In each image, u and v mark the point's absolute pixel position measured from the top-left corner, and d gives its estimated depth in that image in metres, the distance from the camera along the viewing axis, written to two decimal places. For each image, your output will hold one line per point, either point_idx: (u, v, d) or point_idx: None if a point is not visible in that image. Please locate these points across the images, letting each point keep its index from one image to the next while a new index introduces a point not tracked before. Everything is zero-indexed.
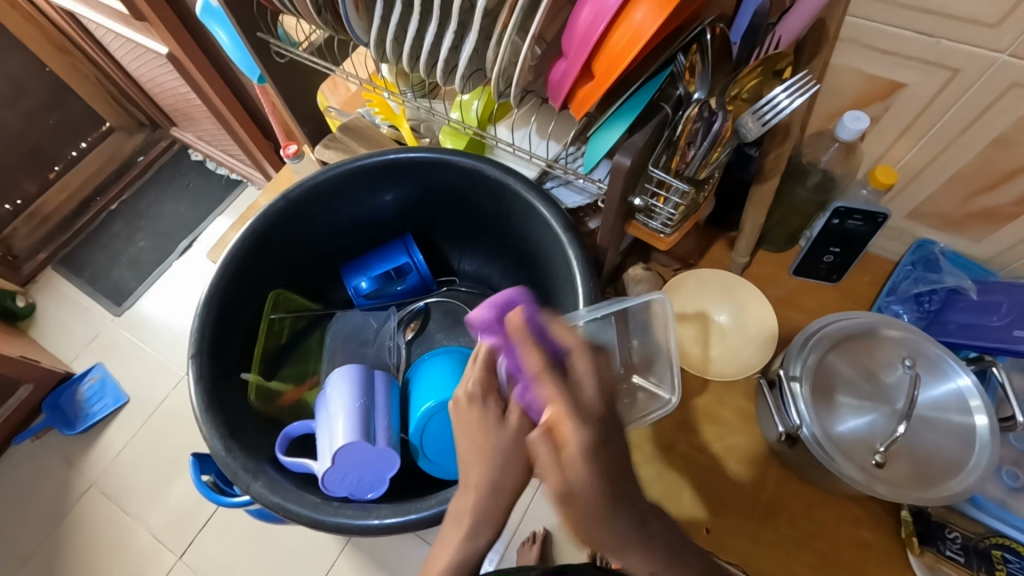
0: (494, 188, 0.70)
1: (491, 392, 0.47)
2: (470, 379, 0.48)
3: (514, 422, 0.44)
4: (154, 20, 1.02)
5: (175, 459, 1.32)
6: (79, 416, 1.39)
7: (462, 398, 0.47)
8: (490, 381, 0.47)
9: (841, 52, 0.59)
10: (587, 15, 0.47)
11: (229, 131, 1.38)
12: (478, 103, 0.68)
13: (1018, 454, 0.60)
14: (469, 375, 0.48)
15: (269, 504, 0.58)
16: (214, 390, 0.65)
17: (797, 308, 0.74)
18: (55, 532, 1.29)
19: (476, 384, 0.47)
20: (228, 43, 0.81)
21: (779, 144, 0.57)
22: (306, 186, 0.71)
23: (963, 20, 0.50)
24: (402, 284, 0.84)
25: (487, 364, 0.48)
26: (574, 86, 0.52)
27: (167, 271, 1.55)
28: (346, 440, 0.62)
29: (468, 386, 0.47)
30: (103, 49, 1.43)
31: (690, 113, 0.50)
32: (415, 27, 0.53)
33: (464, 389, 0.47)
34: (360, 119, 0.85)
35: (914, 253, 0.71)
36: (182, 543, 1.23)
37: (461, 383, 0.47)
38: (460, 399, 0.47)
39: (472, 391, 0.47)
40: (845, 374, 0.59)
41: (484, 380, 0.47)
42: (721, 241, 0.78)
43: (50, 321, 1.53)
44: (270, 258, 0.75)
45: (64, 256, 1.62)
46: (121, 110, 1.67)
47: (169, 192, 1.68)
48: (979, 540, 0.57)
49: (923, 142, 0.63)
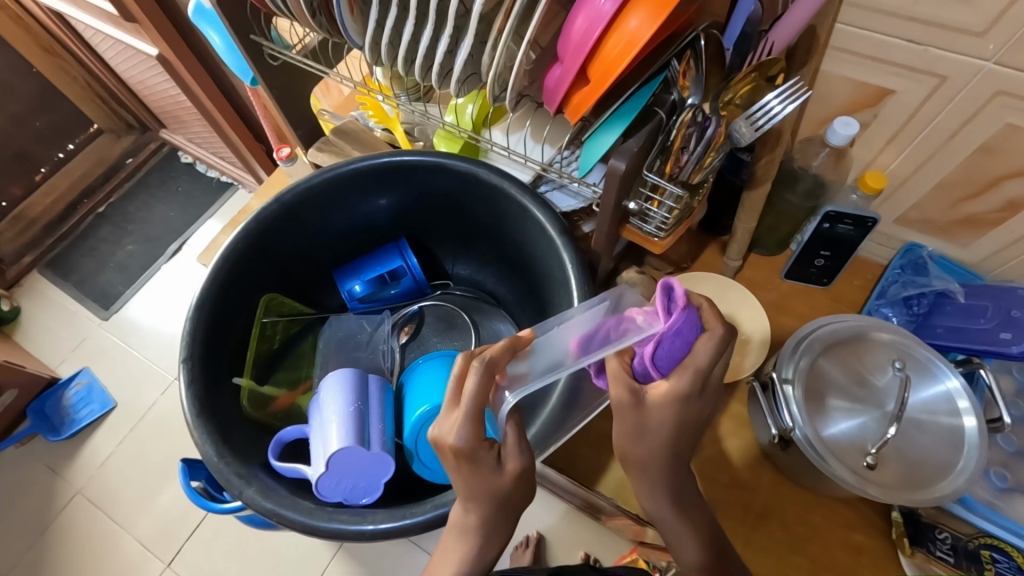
0: (488, 193, 0.70)
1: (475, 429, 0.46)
2: (457, 432, 0.45)
3: (512, 468, 0.47)
4: (145, 21, 1.02)
5: (163, 466, 1.30)
6: (64, 422, 1.36)
7: (449, 451, 0.46)
8: (477, 433, 0.46)
9: (831, 60, 0.60)
10: (581, 22, 0.47)
11: (220, 133, 1.37)
12: (473, 107, 0.68)
13: (1005, 455, 0.62)
14: (457, 427, 0.45)
15: (261, 510, 0.57)
16: (205, 397, 0.64)
17: (788, 312, 0.75)
18: (40, 540, 1.26)
19: (466, 440, 0.45)
20: (221, 46, 0.82)
21: (771, 149, 0.57)
22: (299, 190, 0.71)
23: (949, 28, 0.51)
24: (395, 287, 0.84)
25: (475, 414, 0.46)
26: (570, 91, 0.52)
27: (156, 275, 1.54)
28: (340, 445, 0.61)
29: (453, 437, 0.45)
30: (92, 50, 1.41)
31: (684, 118, 0.51)
32: (410, 32, 0.53)
33: (451, 444, 0.46)
34: (354, 122, 0.86)
35: (902, 258, 0.72)
36: (170, 552, 1.21)
37: (450, 440, 0.45)
38: (445, 448, 0.46)
39: (462, 448, 0.45)
40: (836, 377, 0.60)
41: (471, 433, 0.46)
42: (713, 246, 0.79)
43: (35, 325, 1.51)
44: (262, 262, 0.74)
45: (49, 260, 1.59)
46: (110, 112, 1.65)
47: (158, 195, 1.67)
48: (968, 541, 0.59)
49: (910, 149, 0.64)
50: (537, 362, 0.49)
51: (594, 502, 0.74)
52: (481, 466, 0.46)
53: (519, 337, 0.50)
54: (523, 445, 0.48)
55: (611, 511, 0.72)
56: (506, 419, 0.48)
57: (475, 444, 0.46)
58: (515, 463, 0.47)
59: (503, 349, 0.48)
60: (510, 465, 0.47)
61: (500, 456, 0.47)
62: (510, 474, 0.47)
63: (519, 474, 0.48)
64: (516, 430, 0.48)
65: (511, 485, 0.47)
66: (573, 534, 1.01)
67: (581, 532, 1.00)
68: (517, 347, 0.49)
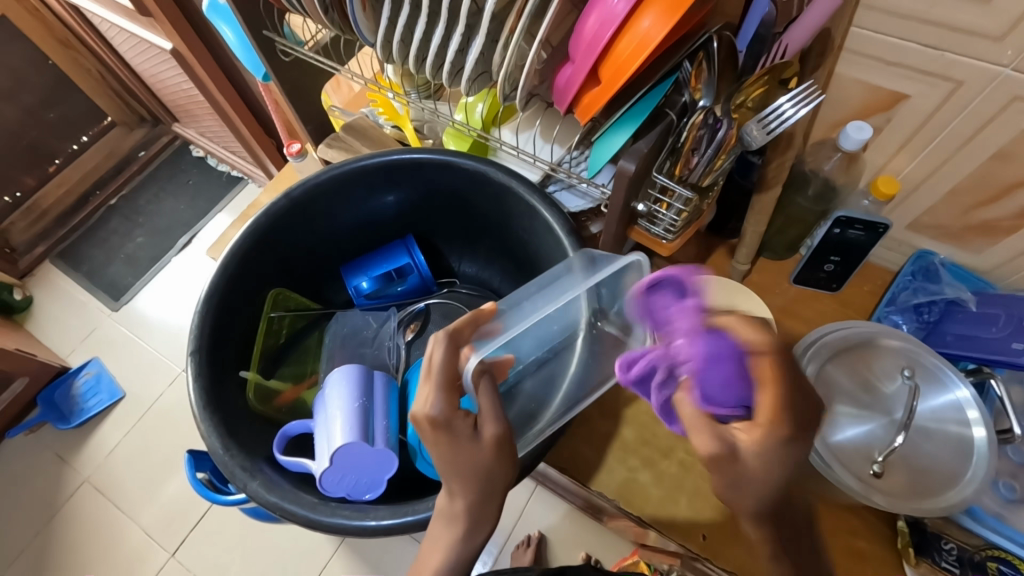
0: (496, 191, 0.70)
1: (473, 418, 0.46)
2: (431, 402, 0.48)
3: (489, 435, 0.48)
4: (160, 15, 1.03)
5: (169, 456, 1.31)
6: (73, 412, 1.38)
7: (425, 422, 0.48)
8: (449, 401, 0.49)
9: (845, 63, 0.60)
10: (594, 21, 0.47)
11: (230, 128, 1.38)
12: (483, 105, 0.67)
13: (1014, 466, 0.60)
14: (428, 397, 0.48)
15: (265, 504, 0.58)
16: (211, 388, 0.64)
17: (796, 317, 0.74)
18: (48, 527, 1.28)
19: (439, 408, 0.48)
20: (233, 40, 0.82)
21: (782, 152, 0.57)
22: (308, 186, 0.71)
23: (965, 33, 0.50)
24: (402, 285, 0.84)
25: (444, 384, 0.49)
26: (580, 91, 0.52)
27: (165, 268, 1.55)
28: (344, 441, 0.61)
29: (426, 408, 0.48)
30: (107, 44, 1.43)
31: (696, 120, 0.51)
32: (421, 29, 0.53)
33: (426, 415, 0.48)
34: (364, 119, 0.86)
35: (913, 264, 0.71)
36: (175, 542, 1.22)
37: (422, 410, 0.48)
38: (422, 421, 0.49)
39: (435, 416, 0.48)
40: (844, 384, 0.59)
41: (442, 401, 0.48)
42: (722, 249, 0.78)
43: (46, 315, 1.53)
44: (271, 257, 0.74)
45: (62, 251, 1.61)
46: (123, 105, 1.66)
47: (169, 188, 1.68)
48: (975, 552, 0.58)
49: (923, 154, 0.63)
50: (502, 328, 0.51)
51: (596, 503, 0.74)
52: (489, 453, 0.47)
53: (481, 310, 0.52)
54: (500, 413, 0.49)
55: (613, 512, 0.72)
56: (477, 382, 0.49)
57: (448, 412, 0.48)
58: (491, 430, 0.49)
59: (464, 321, 0.51)
60: (487, 432, 0.49)
61: (477, 424, 0.49)
62: (489, 443, 0.48)
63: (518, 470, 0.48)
64: (489, 398, 0.49)
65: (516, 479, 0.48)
66: (575, 534, 1.01)
67: (583, 532, 1.01)
68: (480, 320, 0.52)
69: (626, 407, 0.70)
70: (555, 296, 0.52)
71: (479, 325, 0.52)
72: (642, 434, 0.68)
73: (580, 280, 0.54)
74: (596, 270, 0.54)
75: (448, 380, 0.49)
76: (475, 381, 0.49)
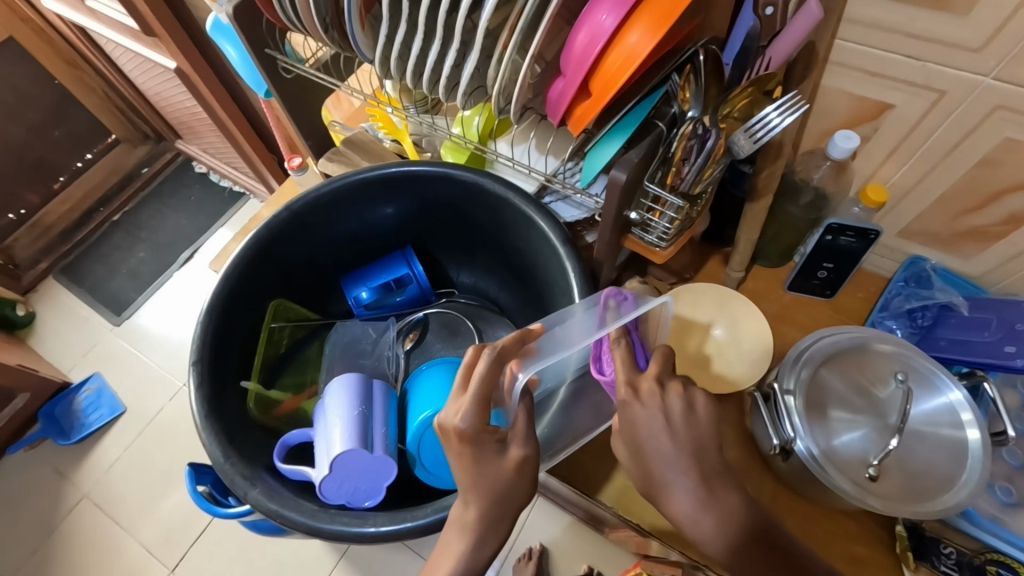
0: (493, 203, 0.71)
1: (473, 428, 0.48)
2: (462, 415, 0.49)
3: (511, 455, 0.49)
4: (164, 35, 1.05)
5: (167, 471, 1.31)
6: (73, 426, 1.38)
7: (453, 433, 0.49)
8: (480, 414, 0.49)
9: (831, 74, 0.61)
10: (584, 36, 0.48)
11: (233, 144, 1.40)
12: (479, 118, 0.69)
13: (1009, 469, 0.61)
14: (461, 407, 0.49)
15: (266, 511, 0.58)
16: (213, 399, 0.65)
17: (791, 324, 0.75)
18: (46, 544, 1.27)
19: (469, 422, 0.48)
20: (237, 59, 0.84)
21: (772, 161, 0.58)
22: (309, 199, 0.73)
23: (947, 44, 0.52)
24: (401, 295, 0.85)
25: (479, 398, 0.49)
26: (572, 104, 0.54)
27: (167, 282, 1.57)
28: (344, 448, 0.62)
29: (456, 416, 0.49)
30: (112, 63, 1.46)
31: (685, 131, 0.52)
32: (418, 46, 0.55)
33: (454, 425, 0.48)
34: (364, 133, 0.88)
35: (905, 270, 0.72)
36: (174, 557, 1.22)
37: (454, 421, 0.48)
38: (449, 431, 0.49)
39: (464, 427, 0.48)
40: (838, 389, 0.60)
41: (473, 414, 0.49)
42: (716, 257, 0.79)
43: (48, 331, 1.54)
44: (271, 270, 0.76)
45: (65, 266, 1.63)
46: (127, 123, 1.70)
47: (172, 204, 1.70)
48: (973, 556, 0.58)
49: (911, 162, 0.64)
50: (542, 351, 0.52)
51: (597, 513, 0.74)
52: (489, 449, 0.49)
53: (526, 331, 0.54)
54: (528, 434, 0.51)
55: (614, 522, 0.72)
56: (518, 399, 0.51)
57: (478, 428, 0.49)
58: (518, 450, 0.50)
59: (512, 339, 0.52)
60: (513, 451, 0.50)
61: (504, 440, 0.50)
62: (513, 461, 0.49)
63: (508, 480, 0.49)
64: (523, 415, 0.51)
65: (515, 473, 0.49)
66: (575, 545, 1.01)
67: (586, 544, 1.01)
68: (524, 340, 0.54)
69: None
70: (587, 327, 0.54)
71: (523, 344, 0.54)
72: None
73: (613, 315, 0.54)
74: (626, 307, 0.55)
75: (484, 397, 0.49)
76: (518, 397, 0.51)
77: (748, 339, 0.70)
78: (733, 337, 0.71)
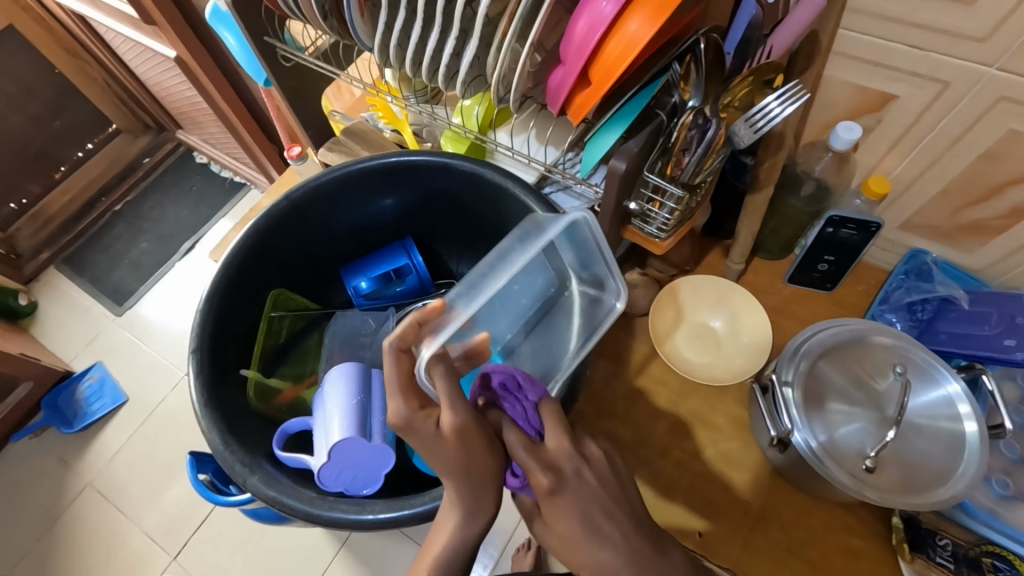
0: (492, 194, 0.71)
1: (414, 413, 0.44)
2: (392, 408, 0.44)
3: None
4: (165, 24, 1.04)
5: (170, 460, 1.32)
6: (77, 415, 1.39)
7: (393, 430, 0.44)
8: (411, 402, 0.45)
9: (834, 65, 0.61)
10: (584, 24, 0.48)
11: (234, 134, 1.40)
12: (479, 109, 0.69)
13: (1007, 462, 0.61)
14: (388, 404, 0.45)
15: (265, 498, 0.59)
16: (212, 387, 0.65)
17: (791, 317, 0.75)
18: (50, 532, 1.29)
19: (400, 412, 0.44)
20: (236, 47, 0.83)
21: (773, 152, 0.58)
22: (309, 188, 0.72)
23: (950, 34, 0.51)
24: (400, 285, 0.84)
25: (403, 388, 0.45)
26: (572, 92, 0.53)
27: (169, 273, 1.57)
28: (342, 436, 0.63)
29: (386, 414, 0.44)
30: (112, 52, 1.45)
31: (685, 120, 0.52)
32: (417, 34, 0.54)
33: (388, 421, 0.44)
34: (363, 124, 0.88)
35: (905, 263, 0.72)
36: (176, 545, 1.23)
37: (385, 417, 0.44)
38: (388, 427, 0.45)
39: (397, 419, 0.44)
40: (835, 381, 0.60)
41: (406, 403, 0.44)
42: (716, 249, 0.78)
43: (51, 320, 1.54)
44: (271, 259, 0.76)
45: (67, 257, 1.63)
46: (128, 112, 1.69)
47: (173, 195, 1.71)
48: (970, 548, 0.59)
49: (914, 154, 0.64)
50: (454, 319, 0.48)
51: None
52: None
53: (426, 309, 0.48)
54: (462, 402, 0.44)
55: None
56: (433, 375, 0.45)
57: (410, 413, 0.44)
58: (454, 420, 0.43)
59: (407, 326, 0.47)
60: (448, 423, 0.43)
61: (439, 421, 0.44)
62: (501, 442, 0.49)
63: None
64: (448, 384, 0.44)
65: None
66: None
67: None
68: (426, 319, 0.48)
69: (622, 405, 0.70)
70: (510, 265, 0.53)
71: (428, 323, 0.48)
72: (636, 431, 0.69)
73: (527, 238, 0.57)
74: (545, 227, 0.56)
75: (406, 386, 0.46)
76: (431, 370, 0.45)
77: (747, 332, 0.72)
78: (733, 330, 0.72)
